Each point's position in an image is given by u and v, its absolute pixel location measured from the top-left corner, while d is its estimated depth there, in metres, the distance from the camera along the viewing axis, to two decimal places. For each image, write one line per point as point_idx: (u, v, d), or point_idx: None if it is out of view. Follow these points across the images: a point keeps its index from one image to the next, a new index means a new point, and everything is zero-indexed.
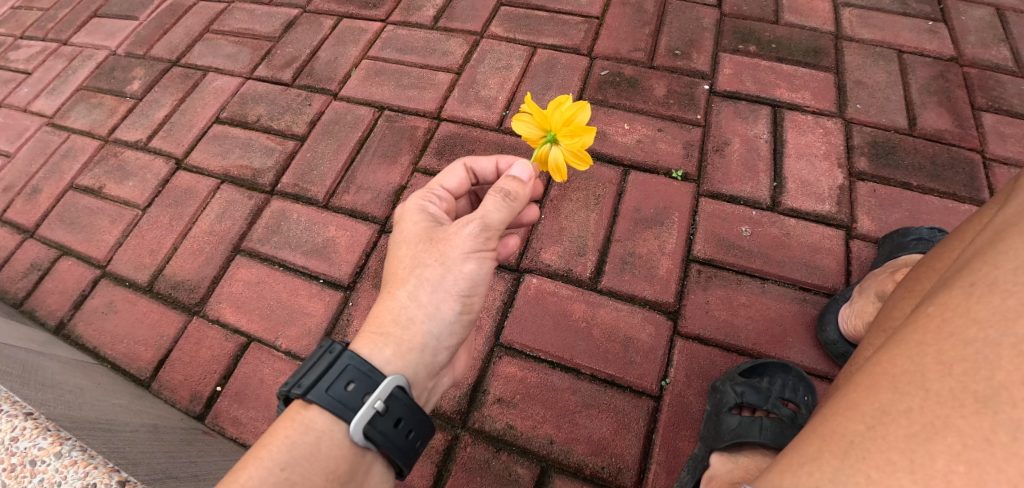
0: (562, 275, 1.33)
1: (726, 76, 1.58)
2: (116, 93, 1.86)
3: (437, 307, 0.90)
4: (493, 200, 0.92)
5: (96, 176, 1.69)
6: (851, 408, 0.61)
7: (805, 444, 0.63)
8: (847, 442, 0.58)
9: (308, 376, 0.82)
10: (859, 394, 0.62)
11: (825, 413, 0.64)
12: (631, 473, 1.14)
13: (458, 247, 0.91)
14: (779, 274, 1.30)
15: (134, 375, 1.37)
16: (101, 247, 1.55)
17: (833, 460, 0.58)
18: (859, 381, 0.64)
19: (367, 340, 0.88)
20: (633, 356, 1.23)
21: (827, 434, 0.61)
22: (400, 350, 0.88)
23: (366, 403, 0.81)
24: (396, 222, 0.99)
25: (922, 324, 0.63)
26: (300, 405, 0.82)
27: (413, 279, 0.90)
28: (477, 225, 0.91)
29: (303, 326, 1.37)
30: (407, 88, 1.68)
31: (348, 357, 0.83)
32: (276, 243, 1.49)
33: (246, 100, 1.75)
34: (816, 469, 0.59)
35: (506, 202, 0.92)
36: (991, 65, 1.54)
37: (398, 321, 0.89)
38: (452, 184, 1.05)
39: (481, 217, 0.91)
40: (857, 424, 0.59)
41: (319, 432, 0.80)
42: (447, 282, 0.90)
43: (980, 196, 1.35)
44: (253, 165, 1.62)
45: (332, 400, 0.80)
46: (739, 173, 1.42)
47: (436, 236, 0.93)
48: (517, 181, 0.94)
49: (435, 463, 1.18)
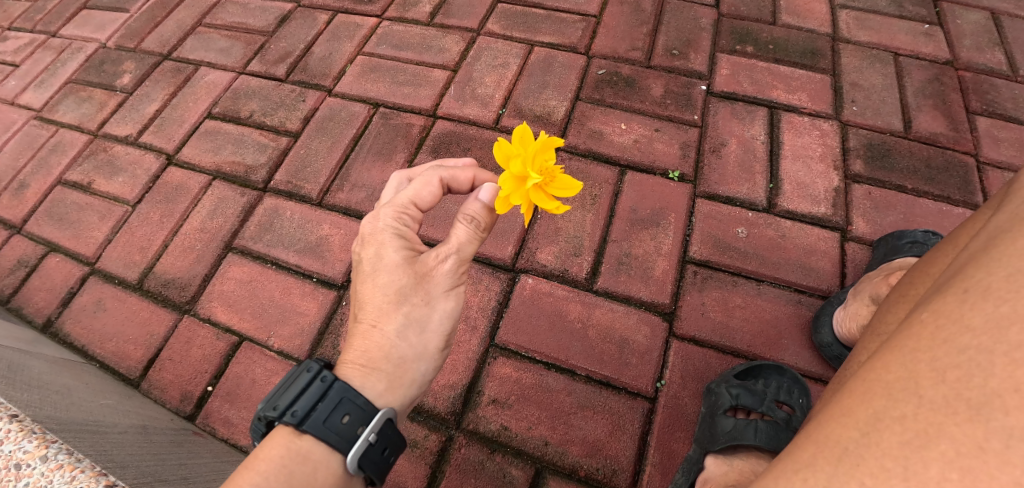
0: (558, 276, 1.33)
1: (723, 77, 1.57)
2: (106, 86, 1.83)
3: (425, 346, 0.92)
4: (462, 230, 0.92)
5: (85, 171, 1.67)
6: (845, 414, 0.60)
7: (798, 450, 0.61)
8: (841, 449, 0.57)
9: (300, 404, 0.81)
10: (852, 400, 0.61)
11: (820, 418, 0.63)
12: (626, 475, 1.14)
13: (439, 285, 0.92)
14: (774, 276, 1.30)
15: (122, 375, 1.36)
16: (90, 243, 1.53)
17: (827, 466, 0.56)
18: (852, 388, 0.62)
19: (357, 372, 0.87)
20: (627, 357, 1.23)
21: (820, 440, 0.59)
22: (391, 384, 0.89)
23: (361, 437, 0.82)
24: (366, 244, 0.94)
25: (916, 330, 0.62)
26: (291, 433, 0.81)
27: (399, 316, 0.90)
28: (454, 259, 0.93)
29: (295, 325, 1.35)
30: (403, 85, 1.67)
31: (342, 389, 0.83)
32: (269, 240, 1.47)
33: (238, 95, 1.73)
34: (810, 474, 0.57)
35: (477, 236, 0.93)
36: (985, 68, 1.55)
37: (388, 359, 0.89)
38: (424, 196, 0.97)
39: (456, 251, 0.92)
40: (850, 431, 0.58)
41: (315, 462, 0.80)
42: (433, 321, 0.93)
43: (974, 199, 1.36)
44: (245, 161, 1.60)
45: (329, 433, 0.80)
46: (735, 174, 1.42)
47: (415, 269, 0.92)
48: (478, 204, 0.93)
49: (429, 465, 1.17)
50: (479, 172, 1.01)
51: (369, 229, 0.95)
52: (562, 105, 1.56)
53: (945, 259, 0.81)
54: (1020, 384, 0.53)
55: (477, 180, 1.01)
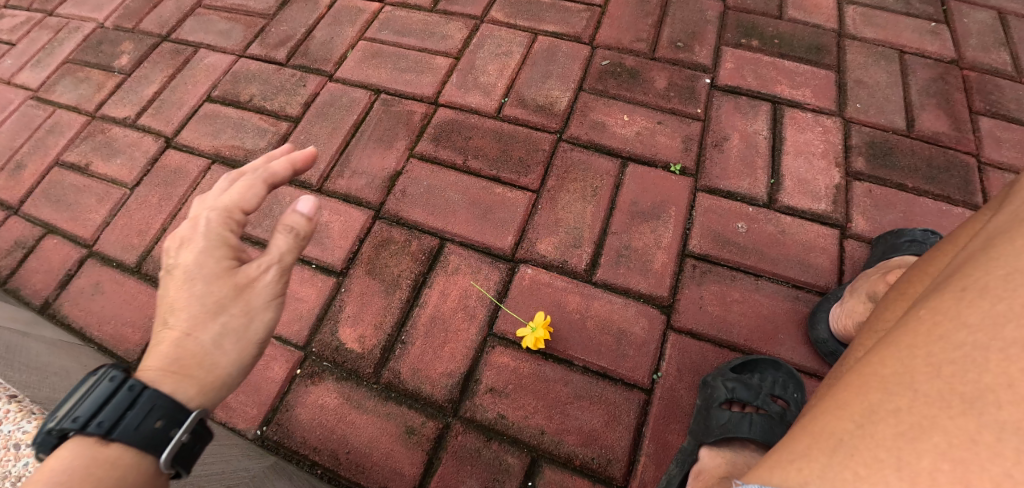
0: (558, 267, 1.33)
1: (727, 70, 1.57)
2: (104, 67, 1.81)
3: (245, 355, 0.78)
4: (280, 237, 0.82)
5: (83, 152, 1.66)
6: (840, 407, 0.59)
7: (794, 442, 0.61)
8: (835, 441, 0.56)
9: (105, 411, 0.69)
10: (847, 394, 0.60)
11: (816, 411, 0.63)
12: (620, 465, 1.15)
13: (261, 295, 0.80)
14: (772, 272, 1.30)
15: (121, 357, 1.36)
16: (88, 225, 1.53)
17: (821, 457, 0.56)
18: (849, 381, 0.61)
19: (167, 375, 0.74)
20: (625, 349, 1.24)
21: (815, 432, 0.59)
22: (205, 388, 0.75)
23: (174, 439, 0.70)
24: (182, 244, 0.81)
25: (911, 327, 0.60)
26: (93, 442, 0.68)
27: (216, 326, 0.77)
28: (277, 268, 0.81)
29: (293, 310, 1.35)
30: (405, 72, 1.66)
31: (151, 391, 0.71)
32: (268, 226, 1.47)
33: (238, 79, 1.72)
34: (805, 465, 0.57)
35: (302, 240, 0.84)
36: (990, 69, 1.55)
37: (201, 364, 0.75)
38: (249, 199, 0.85)
39: (278, 260, 0.81)
40: (845, 423, 0.57)
41: (126, 467, 0.68)
42: (251, 332, 0.79)
43: (974, 200, 1.36)
44: (244, 146, 1.60)
45: (140, 438, 0.68)
46: (737, 168, 1.42)
47: (234, 280, 0.79)
48: (297, 214, 0.83)
49: (425, 451, 1.19)
50: (275, 168, 0.87)
51: (188, 231, 0.82)
52: (565, 96, 1.56)
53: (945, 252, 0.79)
54: (1015, 380, 0.50)
55: (296, 167, 0.88)
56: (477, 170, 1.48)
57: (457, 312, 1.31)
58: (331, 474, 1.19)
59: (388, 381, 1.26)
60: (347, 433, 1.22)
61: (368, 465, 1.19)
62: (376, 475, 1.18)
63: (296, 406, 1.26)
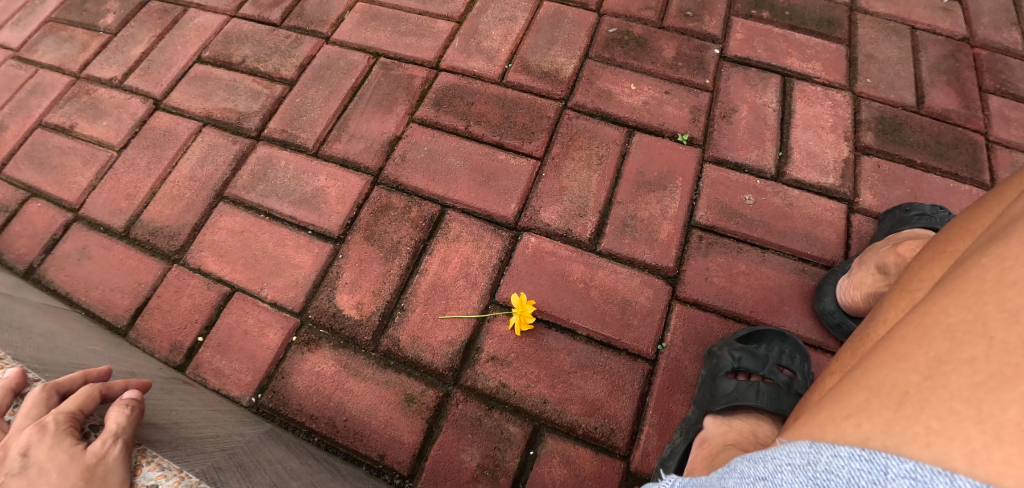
0: (562, 236, 1.31)
1: (736, 42, 1.54)
2: (88, 26, 1.73)
3: None
4: (117, 416, 0.77)
5: (67, 113, 1.59)
6: (900, 358, 0.51)
7: (848, 393, 0.53)
8: (899, 393, 0.49)
9: None
10: (906, 345, 0.52)
11: (867, 361, 0.55)
12: (623, 434, 1.14)
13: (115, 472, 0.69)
14: (779, 244, 1.29)
15: (109, 323, 1.31)
16: (73, 189, 1.47)
17: (885, 411, 0.49)
18: (905, 332, 0.53)
19: None
20: (630, 318, 1.23)
21: (873, 384, 0.51)
22: None
23: None
24: None
25: (974, 275, 0.52)
26: None
27: None
28: (124, 440, 0.73)
29: (289, 277, 1.32)
30: (405, 35, 1.61)
31: None
32: (262, 191, 1.42)
33: (230, 40, 1.65)
34: (865, 420, 0.49)
35: (135, 423, 0.78)
36: (1001, 48, 1.53)
37: None
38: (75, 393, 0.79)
39: (121, 432, 0.74)
40: (909, 375, 0.49)
41: None
42: None
43: (981, 178, 1.36)
44: (237, 108, 1.54)
45: None
46: (745, 140, 1.40)
47: (86, 458, 0.69)
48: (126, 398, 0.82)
49: (425, 420, 1.17)
50: (112, 383, 0.85)
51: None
52: (570, 63, 1.52)
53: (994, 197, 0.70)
54: None
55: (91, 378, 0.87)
56: (479, 136, 1.44)
57: (458, 279, 1.28)
58: (330, 442, 1.17)
59: (386, 348, 1.23)
60: (345, 401, 1.19)
61: (366, 432, 1.16)
62: (375, 443, 1.16)
63: (292, 373, 1.23)
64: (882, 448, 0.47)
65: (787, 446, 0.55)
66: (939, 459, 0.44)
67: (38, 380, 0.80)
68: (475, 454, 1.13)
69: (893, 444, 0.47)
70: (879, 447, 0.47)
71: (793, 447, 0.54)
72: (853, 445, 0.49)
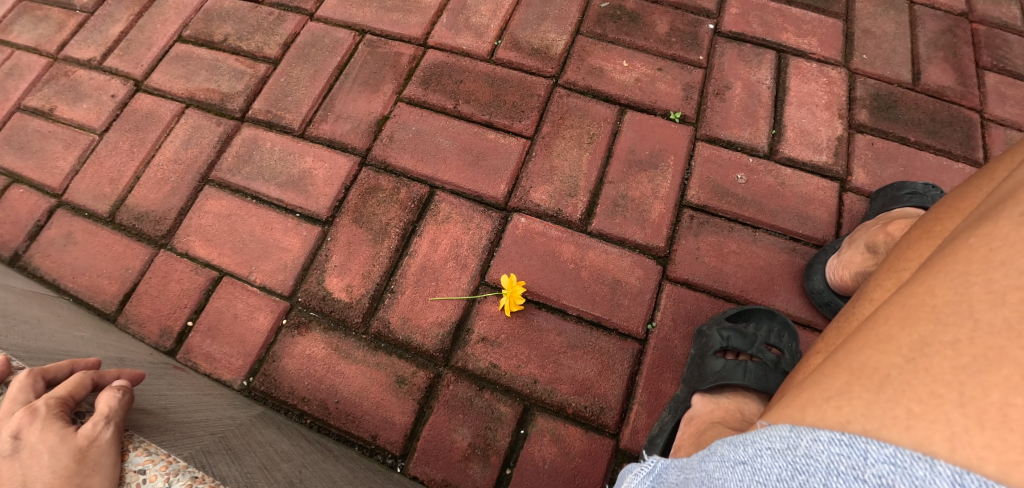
0: (551, 217, 1.30)
1: (731, 16, 1.52)
2: (63, 5, 1.68)
3: None
4: (106, 400, 0.76)
5: (46, 96, 1.55)
6: (883, 340, 0.51)
7: (830, 375, 0.53)
8: (881, 376, 0.49)
9: None
10: (891, 326, 0.51)
11: (851, 343, 0.55)
12: (613, 413, 1.15)
13: (105, 456, 0.68)
14: (770, 224, 1.29)
15: (97, 309, 1.30)
16: (55, 174, 1.44)
17: (865, 393, 0.48)
18: (889, 314, 0.53)
19: None
20: (620, 298, 1.23)
21: (855, 366, 0.51)
22: None
23: None
24: None
25: (964, 256, 0.52)
26: None
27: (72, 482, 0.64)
28: (114, 423, 0.73)
29: (278, 261, 1.31)
30: (392, 11, 1.57)
31: None
32: (248, 173, 1.40)
33: (211, 17, 1.61)
34: (845, 403, 0.49)
35: (125, 407, 0.78)
36: (1000, 23, 1.52)
37: None
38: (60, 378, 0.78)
39: (109, 415, 0.74)
40: (891, 357, 0.49)
41: None
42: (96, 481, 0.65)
43: (974, 155, 1.35)
44: (220, 89, 1.51)
45: None
46: (739, 117, 1.39)
47: (75, 443, 0.68)
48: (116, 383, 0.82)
49: (417, 401, 1.17)
50: (103, 371, 0.84)
51: None
52: (562, 39, 1.50)
53: (983, 176, 0.70)
54: None
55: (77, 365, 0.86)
56: (468, 115, 1.42)
57: (449, 261, 1.27)
58: (321, 424, 1.18)
59: (376, 331, 1.23)
60: (336, 383, 1.19)
61: (358, 414, 1.17)
62: (367, 424, 1.16)
63: (284, 356, 1.22)
64: (861, 432, 0.47)
65: (767, 429, 0.55)
66: (919, 444, 0.44)
67: (23, 367, 0.78)
68: (465, 433, 1.14)
69: (873, 427, 0.47)
70: (858, 430, 0.47)
71: (773, 430, 0.54)
72: (833, 429, 0.49)
